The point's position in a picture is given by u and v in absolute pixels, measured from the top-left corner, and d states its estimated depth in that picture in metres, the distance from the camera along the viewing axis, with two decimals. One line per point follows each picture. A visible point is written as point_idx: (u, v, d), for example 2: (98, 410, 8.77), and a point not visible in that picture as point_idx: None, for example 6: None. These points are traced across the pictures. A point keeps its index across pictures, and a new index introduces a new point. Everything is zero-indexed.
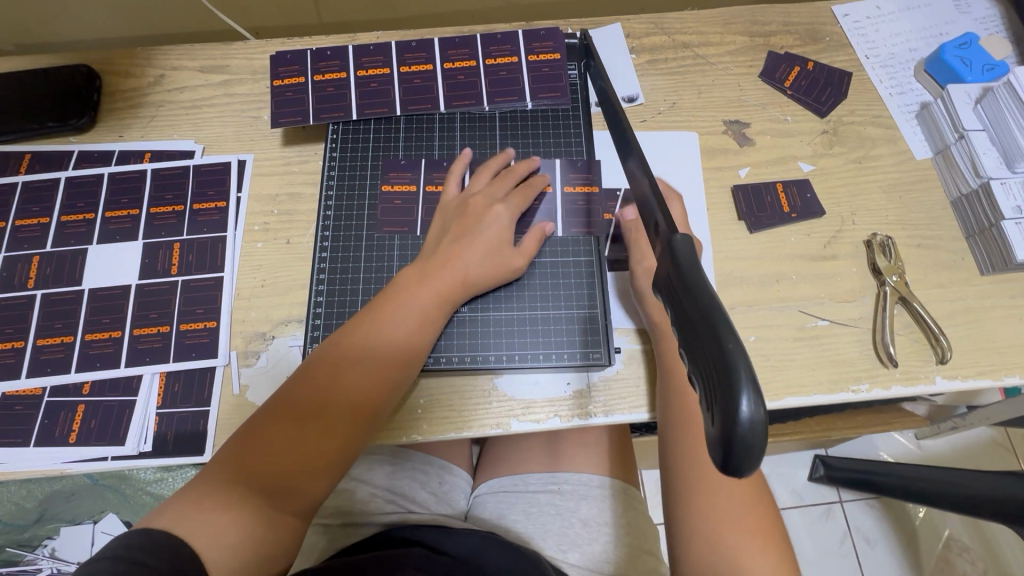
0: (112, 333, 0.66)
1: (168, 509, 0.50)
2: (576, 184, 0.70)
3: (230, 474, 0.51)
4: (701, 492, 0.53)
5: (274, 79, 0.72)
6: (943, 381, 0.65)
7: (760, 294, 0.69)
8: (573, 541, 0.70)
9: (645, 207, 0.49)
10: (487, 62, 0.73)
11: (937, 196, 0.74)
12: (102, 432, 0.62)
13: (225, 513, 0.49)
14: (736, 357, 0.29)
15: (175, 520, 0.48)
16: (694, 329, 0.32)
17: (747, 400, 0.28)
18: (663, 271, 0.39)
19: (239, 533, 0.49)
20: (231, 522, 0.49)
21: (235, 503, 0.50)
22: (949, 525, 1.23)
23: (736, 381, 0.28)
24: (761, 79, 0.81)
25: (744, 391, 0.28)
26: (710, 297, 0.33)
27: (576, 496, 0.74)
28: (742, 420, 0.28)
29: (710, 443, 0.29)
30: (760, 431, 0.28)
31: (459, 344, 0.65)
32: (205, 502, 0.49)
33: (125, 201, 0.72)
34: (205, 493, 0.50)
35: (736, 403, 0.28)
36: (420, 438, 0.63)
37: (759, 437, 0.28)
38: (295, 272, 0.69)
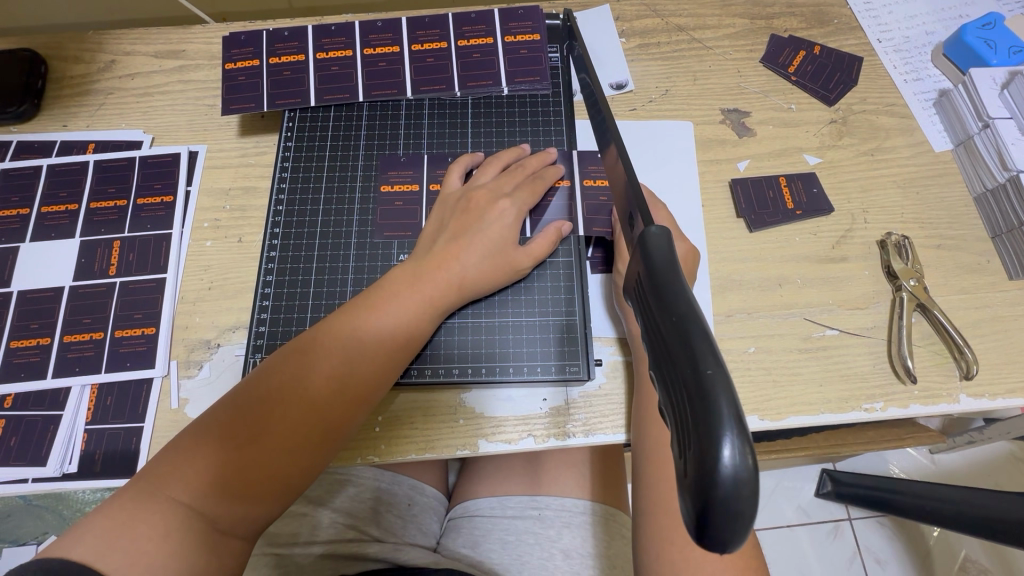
0: (40, 340, 0.60)
1: (83, 535, 0.42)
2: (595, 179, 0.64)
3: (171, 497, 0.44)
4: (674, 542, 0.46)
5: (227, 62, 0.67)
6: (969, 398, 0.58)
7: (761, 300, 0.62)
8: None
9: (622, 197, 0.42)
10: (459, 44, 0.67)
11: (959, 191, 0.67)
12: (23, 451, 0.56)
13: (162, 542, 0.42)
14: (712, 389, 0.24)
15: (96, 554, 0.41)
16: (666, 350, 0.27)
17: (731, 450, 0.22)
18: (634, 271, 0.33)
19: (180, 568, 0.42)
20: (172, 554, 0.42)
21: (177, 533, 0.43)
22: (966, 546, 1.14)
23: (718, 424, 0.23)
24: (762, 64, 0.74)
25: (725, 440, 0.22)
26: (687, 307, 0.27)
27: (557, 524, 0.67)
28: (722, 471, 0.22)
29: (686, 500, 0.24)
30: (747, 491, 0.22)
31: (426, 355, 0.58)
32: (139, 528, 0.42)
33: (64, 195, 0.66)
34: (141, 516, 0.43)
35: (718, 454, 0.22)
36: (377, 460, 0.56)
37: (745, 498, 0.22)
38: (245, 274, 0.63)
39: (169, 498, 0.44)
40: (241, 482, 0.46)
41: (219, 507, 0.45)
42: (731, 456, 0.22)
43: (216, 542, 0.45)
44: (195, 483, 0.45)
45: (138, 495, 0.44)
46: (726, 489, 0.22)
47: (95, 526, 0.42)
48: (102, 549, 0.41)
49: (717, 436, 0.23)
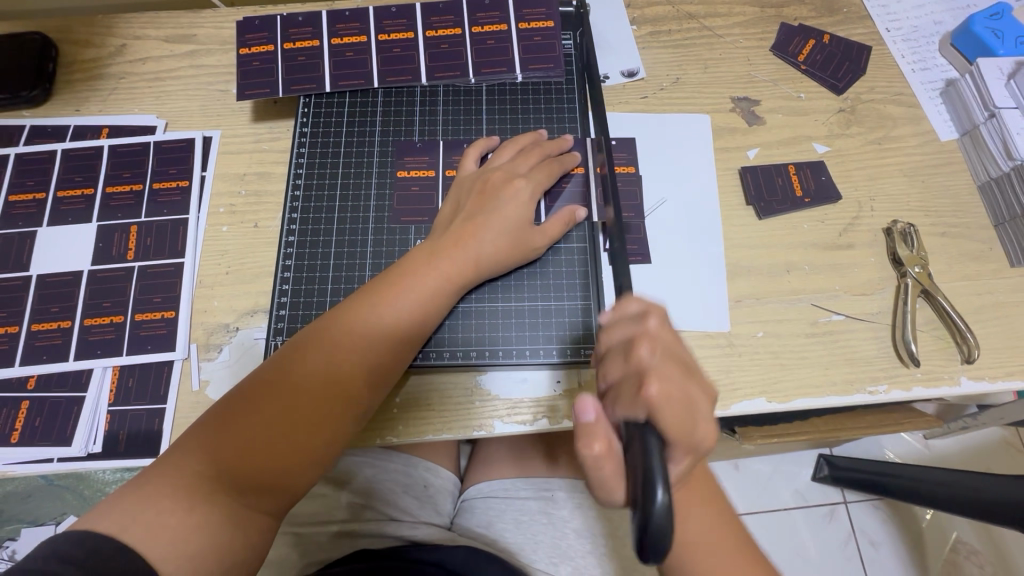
0: (60, 323, 0.61)
1: (108, 508, 0.44)
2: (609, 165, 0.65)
3: (196, 471, 0.46)
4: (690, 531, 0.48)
5: (241, 47, 0.67)
6: (969, 382, 0.60)
7: (770, 285, 0.63)
8: (565, 554, 0.66)
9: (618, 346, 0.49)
10: (473, 31, 0.67)
11: (963, 180, 0.68)
12: (47, 431, 0.57)
13: (186, 514, 0.44)
14: (651, 457, 0.36)
15: (124, 524, 0.42)
16: (629, 431, 0.39)
17: (660, 494, 0.34)
18: (608, 380, 0.44)
19: (203, 540, 0.44)
20: (195, 526, 0.44)
21: (199, 506, 0.44)
22: (956, 528, 1.18)
23: (654, 476, 0.35)
24: (772, 52, 0.74)
25: (659, 487, 0.34)
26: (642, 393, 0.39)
27: (570, 505, 0.69)
28: (655, 505, 0.34)
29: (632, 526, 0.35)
30: (670, 522, 0.34)
31: (442, 338, 0.59)
32: (163, 502, 0.44)
33: (79, 179, 0.67)
34: (165, 489, 0.44)
35: (653, 498, 0.34)
36: (395, 441, 0.57)
37: (666, 529, 0.34)
38: (262, 258, 0.63)
39: (193, 472, 0.45)
40: (263, 457, 0.47)
41: (242, 482, 0.46)
42: (661, 499, 0.34)
43: (239, 516, 0.46)
44: (217, 458, 0.46)
45: (163, 470, 0.45)
46: (655, 523, 0.34)
47: (122, 499, 0.44)
48: (129, 518, 0.43)
49: (654, 483, 0.35)
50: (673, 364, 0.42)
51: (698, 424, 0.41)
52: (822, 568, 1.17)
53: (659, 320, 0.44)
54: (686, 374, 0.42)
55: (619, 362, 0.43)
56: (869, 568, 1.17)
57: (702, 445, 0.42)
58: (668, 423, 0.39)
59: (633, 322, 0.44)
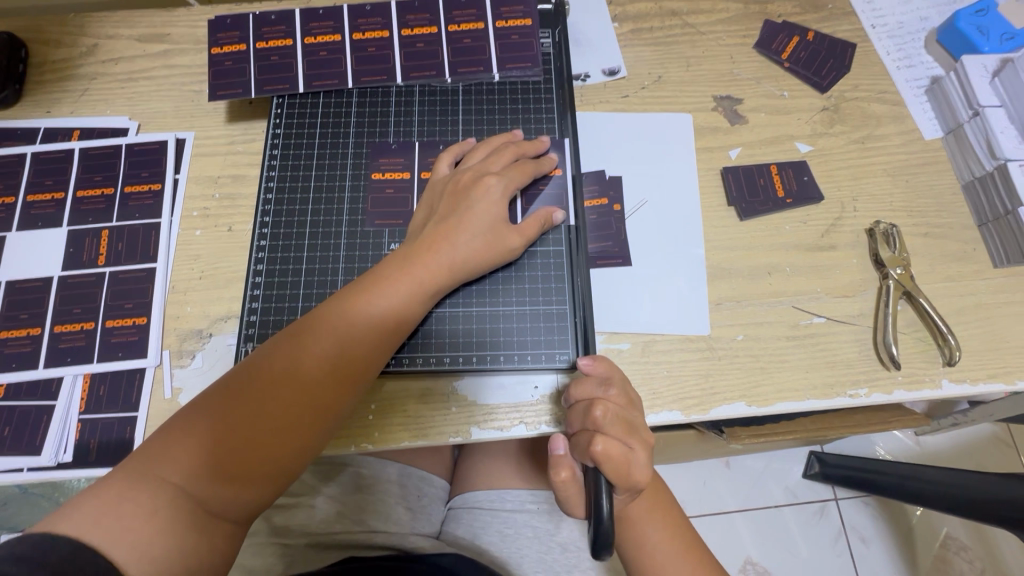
0: (30, 330, 0.60)
1: (71, 509, 0.43)
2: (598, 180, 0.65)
3: (162, 477, 0.45)
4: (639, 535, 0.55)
5: (213, 46, 0.65)
6: (951, 384, 0.59)
7: (750, 288, 0.63)
8: (552, 568, 0.66)
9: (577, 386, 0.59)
10: (449, 29, 0.66)
11: (948, 179, 0.67)
12: (17, 441, 0.56)
13: (149, 519, 0.43)
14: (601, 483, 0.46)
15: (85, 528, 0.41)
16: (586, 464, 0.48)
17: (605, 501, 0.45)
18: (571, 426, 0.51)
19: (166, 546, 0.43)
20: (159, 532, 0.43)
21: (164, 511, 0.44)
22: (947, 524, 1.18)
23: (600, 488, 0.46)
24: (755, 50, 0.73)
25: (603, 499, 0.45)
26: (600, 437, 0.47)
27: (557, 517, 0.69)
28: (603, 514, 0.45)
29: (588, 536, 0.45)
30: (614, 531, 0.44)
31: (417, 342, 0.58)
32: (126, 506, 0.43)
33: (49, 183, 0.65)
34: (129, 494, 0.44)
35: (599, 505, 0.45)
36: (371, 448, 0.56)
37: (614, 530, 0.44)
38: (236, 263, 0.62)
39: (158, 479, 0.45)
40: (231, 464, 0.47)
41: (211, 487, 0.46)
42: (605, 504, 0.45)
43: (205, 523, 0.45)
44: (185, 464, 0.46)
45: (128, 475, 0.45)
46: (603, 526, 0.44)
47: (85, 501, 0.43)
48: (91, 521, 0.42)
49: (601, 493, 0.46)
50: (620, 426, 0.48)
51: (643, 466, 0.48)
52: (812, 566, 1.17)
53: (616, 389, 0.50)
54: (629, 434, 0.48)
55: (577, 415, 0.50)
56: (858, 566, 1.17)
57: (639, 487, 0.49)
58: (610, 475, 0.46)
59: (598, 385, 0.49)
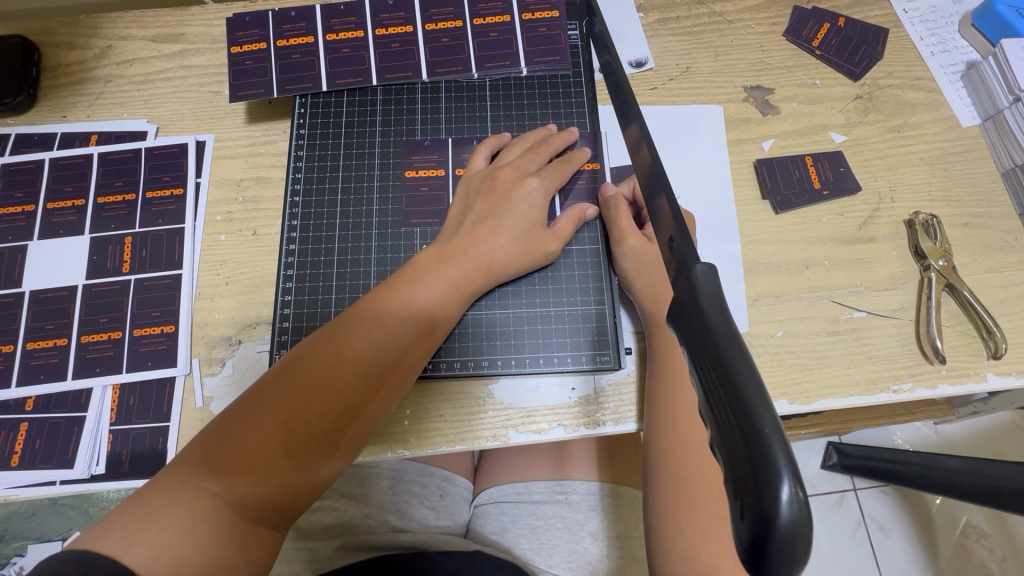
0: (57, 340, 0.59)
1: (108, 527, 0.42)
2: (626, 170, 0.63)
3: (203, 488, 0.44)
4: (682, 509, 0.48)
5: (232, 46, 0.64)
6: (995, 378, 0.58)
7: (788, 283, 0.61)
8: (581, 557, 0.65)
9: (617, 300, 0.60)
10: (475, 23, 0.64)
11: (986, 167, 0.66)
12: (49, 454, 0.55)
13: (189, 535, 0.42)
14: (763, 427, 0.24)
15: (123, 547, 0.40)
16: (715, 387, 0.26)
17: (788, 491, 0.22)
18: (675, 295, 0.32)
19: (205, 561, 0.42)
20: (198, 546, 0.42)
21: (204, 523, 0.43)
22: (967, 512, 1.17)
23: (774, 469, 0.22)
24: (785, 38, 0.71)
25: (783, 484, 0.22)
26: (724, 320, 0.28)
27: (584, 508, 0.67)
28: (782, 516, 0.22)
29: (738, 528, 0.24)
30: (804, 534, 0.22)
31: (453, 346, 0.57)
32: (164, 523, 0.42)
33: (69, 189, 0.64)
34: (169, 506, 0.43)
35: (776, 500, 0.22)
36: (408, 454, 0.55)
37: (804, 538, 0.22)
38: (263, 267, 0.61)
39: (200, 489, 0.44)
40: (270, 471, 0.45)
41: (249, 497, 0.45)
42: (789, 499, 0.22)
43: (243, 534, 0.44)
44: (222, 471, 0.45)
45: (167, 488, 0.44)
46: (785, 535, 0.22)
47: (123, 516, 0.42)
48: (128, 540, 0.41)
49: (775, 480, 0.22)
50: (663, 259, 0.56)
51: None
52: (832, 557, 1.17)
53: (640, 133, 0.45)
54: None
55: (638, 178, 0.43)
56: (878, 554, 1.16)
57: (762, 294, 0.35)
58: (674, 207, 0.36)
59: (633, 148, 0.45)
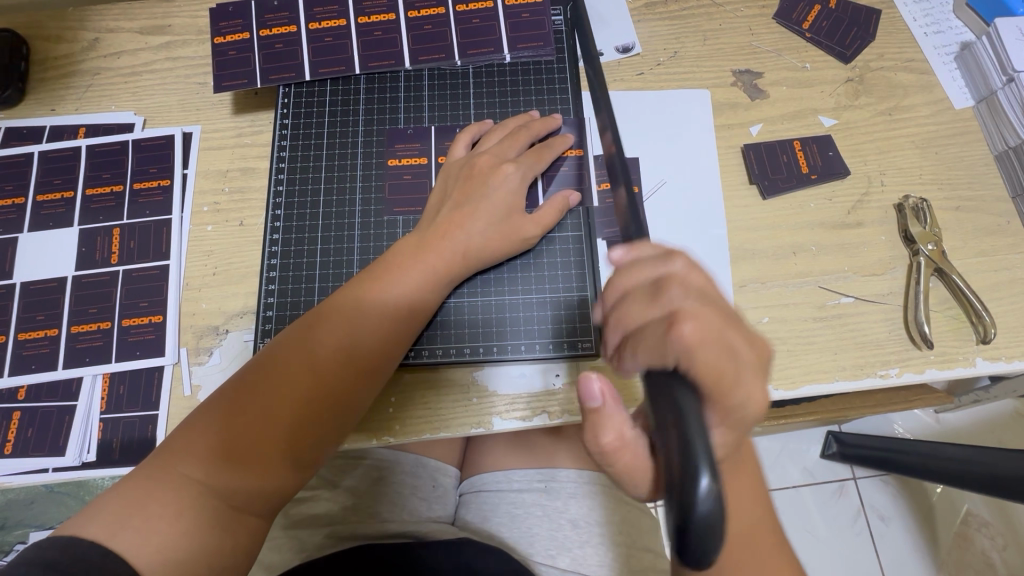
0: (47, 331, 0.59)
1: (94, 516, 0.43)
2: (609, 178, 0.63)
3: (186, 476, 0.44)
4: None
5: (216, 36, 0.64)
6: (985, 363, 0.57)
7: (774, 268, 0.61)
8: (563, 545, 0.65)
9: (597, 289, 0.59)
10: (457, 9, 0.64)
11: (979, 150, 0.65)
12: (40, 441, 0.56)
13: (174, 521, 0.43)
14: (693, 439, 0.29)
15: (109, 534, 0.41)
16: (660, 403, 0.32)
17: (705, 485, 0.28)
18: (636, 323, 0.38)
19: (192, 547, 0.43)
20: (184, 532, 0.43)
21: (188, 511, 0.43)
22: (967, 501, 1.16)
23: (697, 469, 0.28)
24: (775, 21, 0.70)
25: (701, 477, 0.28)
26: (671, 347, 0.34)
27: (564, 495, 0.68)
28: (699, 504, 0.28)
29: (671, 517, 0.29)
30: (716, 521, 0.28)
31: (435, 334, 0.57)
32: (149, 511, 0.43)
33: (58, 182, 0.65)
34: (154, 495, 0.43)
35: (696, 491, 0.28)
36: (392, 441, 0.56)
37: (716, 524, 0.28)
38: (249, 257, 0.62)
39: (183, 477, 0.44)
40: (252, 457, 0.46)
41: (233, 484, 0.45)
42: (706, 491, 0.28)
43: (229, 520, 0.45)
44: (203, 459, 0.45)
45: (151, 479, 0.44)
46: (702, 518, 0.28)
47: (109, 506, 0.43)
48: (114, 529, 0.42)
49: (696, 476, 0.28)
50: (709, 306, 0.37)
51: (735, 385, 0.35)
52: (831, 545, 1.17)
53: (687, 265, 0.39)
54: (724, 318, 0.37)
55: (639, 308, 0.38)
56: (878, 543, 1.16)
57: (740, 407, 0.35)
58: (702, 366, 0.33)
59: (658, 264, 0.39)
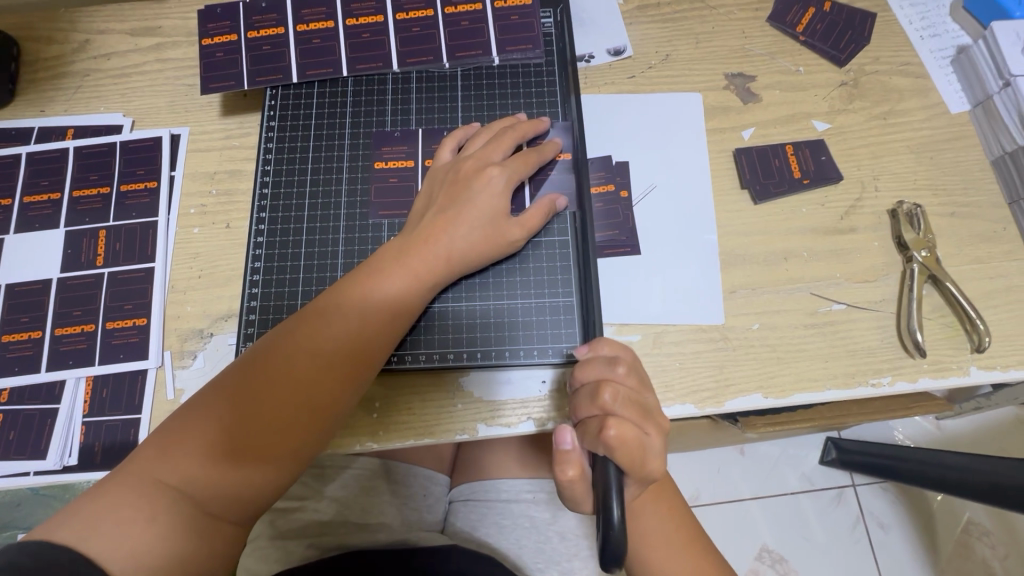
0: (32, 333, 0.59)
1: (68, 519, 0.42)
2: (596, 183, 0.63)
3: (162, 483, 0.44)
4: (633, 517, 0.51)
5: (204, 37, 0.63)
6: (979, 372, 0.56)
7: (765, 274, 0.60)
8: (552, 559, 0.65)
9: (584, 294, 0.58)
10: (446, 11, 0.63)
11: (975, 155, 0.64)
12: (22, 445, 0.56)
13: (148, 526, 0.42)
14: (609, 477, 0.43)
15: (83, 537, 0.41)
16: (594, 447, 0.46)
17: (616, 509, 0.40)
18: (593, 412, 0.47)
19: (167, 552, 0.42)
20: (158, 537, 0.42)
21: (163, 515, 0.43)
22: (968, 509, 1.15)
23: (609, 493, 0.41)
24: (769, 23, 0.69)
25: (614, 504, 0.41)
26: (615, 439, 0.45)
27: (552, 506, 0.68)
28: (613, 524, 0.40)
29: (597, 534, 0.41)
30: (622, 540, 0.39)
31: (419, 339, 0.56)
32: (123, 514, 0.42)
33: (45, 183, 0.64)
34: (128, 499, 0.43)
35: (610, 514, 0.40)
36: (375, 446, 0.55)
37: (623, 543, 0.39)
38: (235, 260, 0.61)
39: (158, 484, 0.44)
40: (228, 464, 0.45)
41: (208, 489, 0.45)
42: (616, 512, 0.40)
43: (204, 526, 0.44)
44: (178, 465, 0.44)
45: (126, 484, 0.44)
46: (614, 538, 0.39)
47: (84, 508, 0.42)
48: (87, 531, 0.41)
49: (609, 501, 0.41)
50: (633, 409, 0.47)
51: (648, 458, 0.46)
52: (829, 554, 1.15)
53: (626, 369, 0.49)
54: (643, 417, 0.47)
55: (585, 402, 0.48)
56: (877, 552, 1.14)
57: (653, 476, 0.47)
58: (623, 458, 0.45)
59: (605, 366, 0.49)
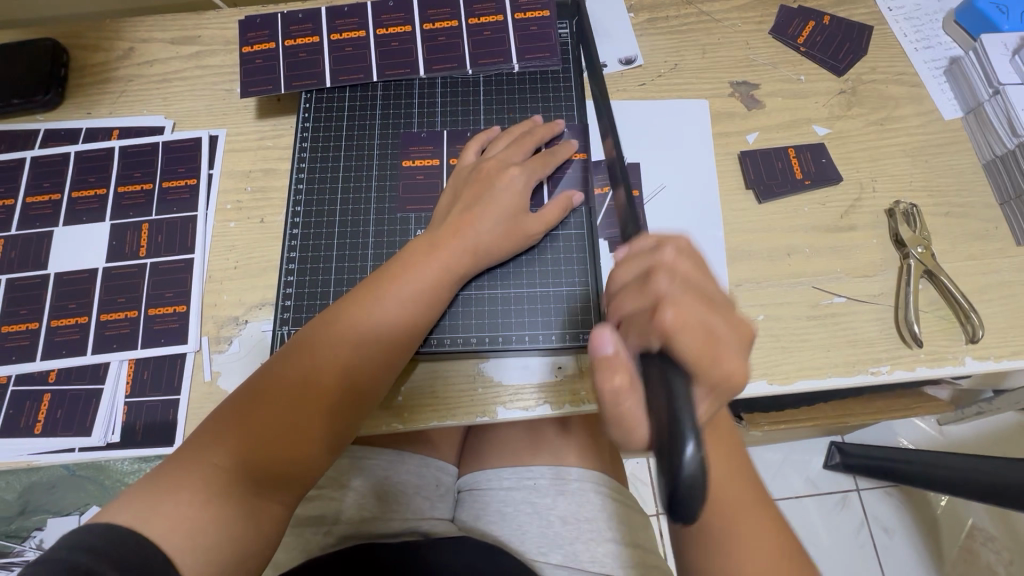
0: (78, 319, 0.63)
1: (126, 504, 0.45)
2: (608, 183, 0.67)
3: (216, 463, 0.47)
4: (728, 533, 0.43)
5: (244, 45, 0.68)
6: (974, 362, 0.59)
7: (769, 269, 0.63)
8: (554, 542, 0.67)
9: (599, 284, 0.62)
10: (469, 22, 0.68)
11: (968, 159, 0.67)
12: (68, 422, 0.59)
13: (202, 508, 0.45)
14: (678, 400, 0.34)
15: (140, 521, 0.44)
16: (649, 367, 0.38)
17: (691, 450, 0.32)
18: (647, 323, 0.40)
19: (218, 533, 0.45)
20: (210, 516, 0.45)
21: (215, 498, 0.46)
22: (972, 514, 1.16)
23: (684, 433, 0.33)
24: (771, 36, 0.74)
25: (688, 442, 0.33)
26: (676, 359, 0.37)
27: (552, 492, 0.71)
28: (686, 464, 0.32)
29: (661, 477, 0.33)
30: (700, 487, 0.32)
31: (444, 325, 0.60)
32: (177, 498, 0.45)
33: (92, 180, 0.69)
34: (182, 482, 0.46)
35: (683, 454, 0.32)
36: (401, 427, 0.58)
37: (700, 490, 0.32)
38: (268, 253, 0.65)
39: (213, 466, 0.47)
40: (276, 444, 0.49)
41: (259, 468, 0.48)
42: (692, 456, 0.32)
43: (253, 504, 0.48)
44: (231, 447, 0.48)
45: (182, 466, 0.47)
46: (689, 482, 0.32)
47: (139, 494, 0.46)
48: (145, 513, 0.44)
49: (684, 439, 0.33)
50: (692, 294, 0.41)
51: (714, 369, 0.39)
52: (834, 556, 1.16)
53: (675, 251, 0.43)
54: (704, 302, 0.41)
55: (633, 296, 0.43)
56: (882, 555, 1.16)
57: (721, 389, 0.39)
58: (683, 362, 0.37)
59: (649, 250, 0.44)
